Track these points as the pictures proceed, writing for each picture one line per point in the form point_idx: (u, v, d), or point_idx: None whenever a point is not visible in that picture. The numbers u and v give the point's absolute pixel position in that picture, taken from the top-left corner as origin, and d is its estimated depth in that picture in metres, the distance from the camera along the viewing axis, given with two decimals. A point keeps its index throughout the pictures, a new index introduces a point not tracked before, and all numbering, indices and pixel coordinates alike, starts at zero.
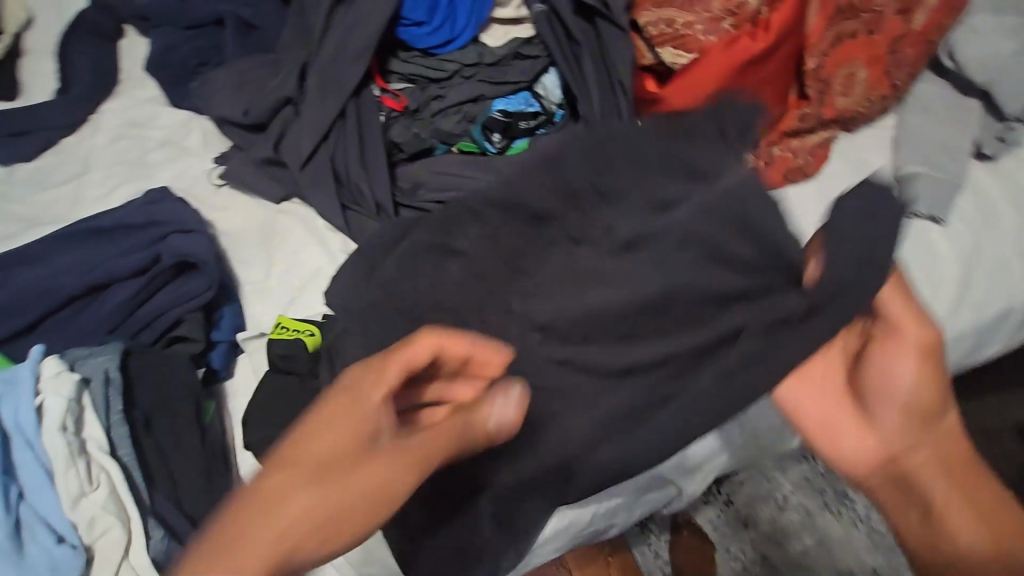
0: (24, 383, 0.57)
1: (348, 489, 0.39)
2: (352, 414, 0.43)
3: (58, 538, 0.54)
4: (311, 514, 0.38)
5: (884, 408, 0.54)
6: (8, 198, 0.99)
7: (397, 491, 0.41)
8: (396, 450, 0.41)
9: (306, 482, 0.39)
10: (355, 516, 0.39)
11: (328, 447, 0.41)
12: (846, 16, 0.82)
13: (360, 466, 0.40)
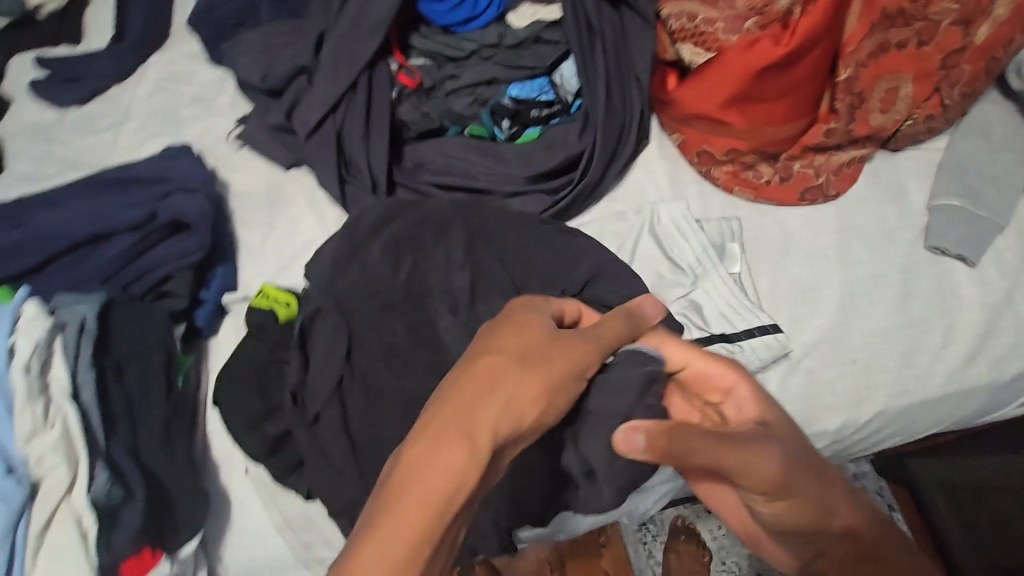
0: (4, 324, 0.64)
1: (540, 388, 0.42)
2: (537, 327, 0.45)
3: (8, 469, 0.60)
4: (521, 412, 0.40)
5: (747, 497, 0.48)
6: (55, 140, 1.07)
7: (567, 391, 0.44)
8: (571, 355, 0.45)
9: (512, 381, 0.40)
10: (543, 421, 0.43)
11: (514, 355, 0.42)
12: (892, 24, 0.75)
13: (550, 369, 0.43)
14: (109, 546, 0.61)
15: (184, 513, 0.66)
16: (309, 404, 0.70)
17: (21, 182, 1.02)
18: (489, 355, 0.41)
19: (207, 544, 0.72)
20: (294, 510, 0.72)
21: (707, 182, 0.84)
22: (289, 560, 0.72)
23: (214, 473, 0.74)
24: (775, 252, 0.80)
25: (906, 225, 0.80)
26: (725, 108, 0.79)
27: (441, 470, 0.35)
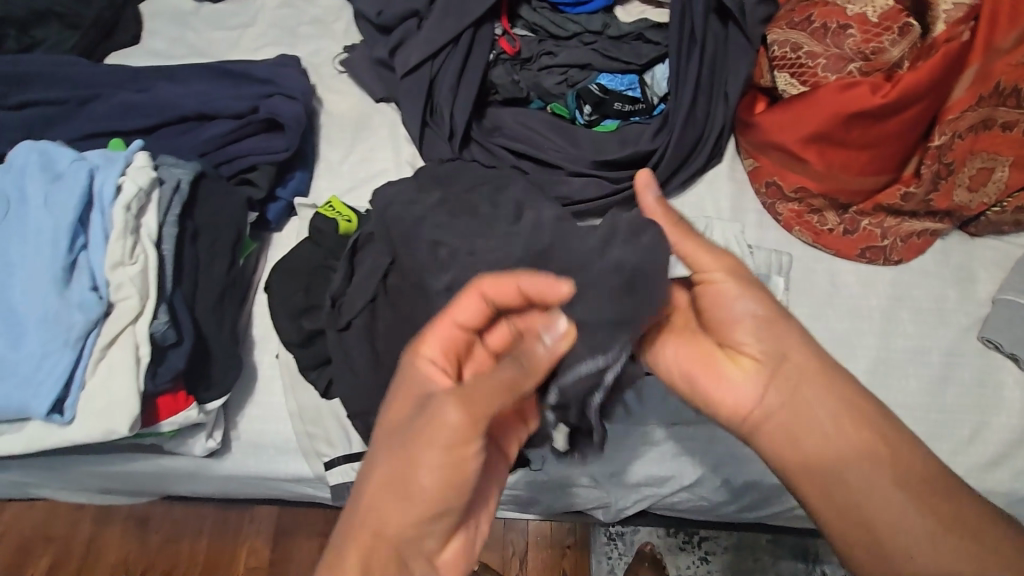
0: (117, 165, 0.73)
1: (402, 469, 0.48)
2: (409, 394, 0.52)
3: (93, 287, 0.69)
4: (396, 497, 0.48)
5: (746, 301, 0.58)
6: (188, 28, 1.17)
7: (442, 455, 0.48)
8: (433, 416, 0.48)
9: (378, 464, 0.50)
10: (425, 497, 0.48)
11: (384, 444, 0.51)
12: (1003, 102, 0.72)
13: (410, 445, 0.48)
14: (154, 377, 0.69)
15: (218, 372, 0.75)
16: (344, 311, 0.76)
17: (154, 57, 1.14)
18: (371, 447, 0.53)
19: (229, 409, 0.81)
20: (308, 402, 0.80)
21: (769, 214, 0.84)
22: (292, 445, 0.80)
23: (250, 349, 0.82)
24: (819, 298, 0.80)
25: (962, 311, 0.78)
26: (804, 145, 0.79)
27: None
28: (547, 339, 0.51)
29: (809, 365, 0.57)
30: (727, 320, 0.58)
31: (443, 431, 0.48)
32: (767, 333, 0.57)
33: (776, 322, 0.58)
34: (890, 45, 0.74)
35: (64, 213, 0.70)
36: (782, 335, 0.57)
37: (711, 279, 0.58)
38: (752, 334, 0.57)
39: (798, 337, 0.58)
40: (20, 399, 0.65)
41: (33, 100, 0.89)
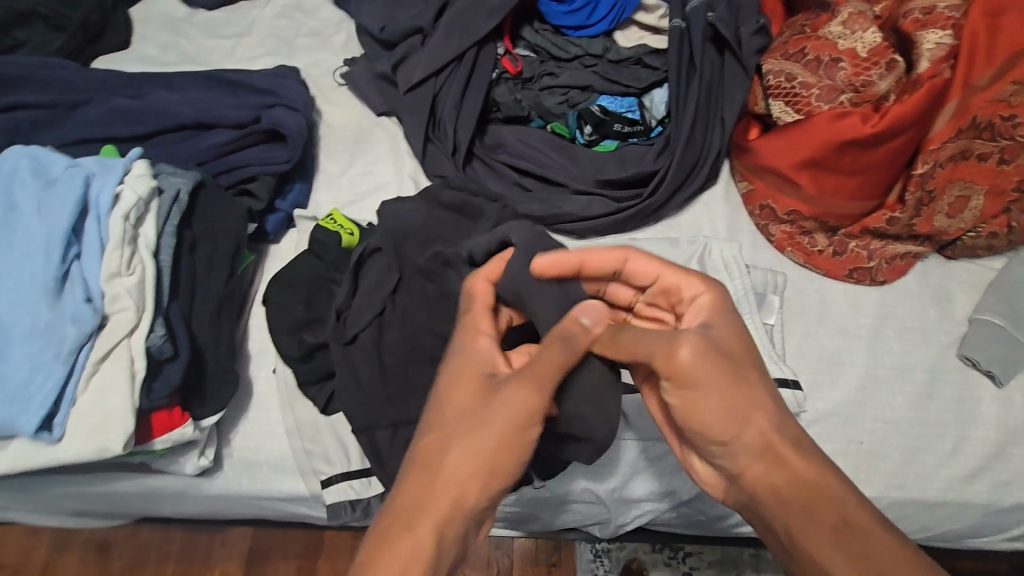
0: (114, 173, 0.70)
1: (478, 443, 0.52)
2: (475, 375, 0.56)
3: (87, 298, 0.65)
4: (474, 469, 0.52)
5: (717, 378, 0.54)
6: (182, 35, 1.16)
7: (516, 432, 0.53)
8: (505, 399, 0.53)
9: (451, 442, 0.53)
10: (501, 471, 0.53)
11: (453, 424, 0.54)
12: (978, 135, 0.77)
13: (485, 423, 0.53)
14: (151, 393, 0.66)
15: (214, 388, 0.72)
16: (350, 324, 0.75)
17: (144, 63, 1.12)
18: (433, 424, 0.55)
19: (221, 426, 0.78)
20: (306, 417, 0.77)
21: (762, 235, 0.88)
22: (288, 462, 0.77)
23: (247, 363, 0.80)
24: (812, 315, 0.83)
25: (942, 329, 0.82)
26: (798, 170, 0.82)
27: (414, 528, 0.50)
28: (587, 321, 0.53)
29: (785, 438, 0.55)
30: (697, 406, 0.55)
31: (520, 413, 0.53)
32: (737, 412, 0.55)
33: (751, 390, 0.55)
34: (878, 79, 0.79)
35: (58, 220, 0.67)
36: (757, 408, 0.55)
37: (680, 352, 0.53)
38: (723, 410, 0.55)
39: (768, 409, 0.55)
40: (6, 417, 0.61)
41: (19, 102, 0.86)
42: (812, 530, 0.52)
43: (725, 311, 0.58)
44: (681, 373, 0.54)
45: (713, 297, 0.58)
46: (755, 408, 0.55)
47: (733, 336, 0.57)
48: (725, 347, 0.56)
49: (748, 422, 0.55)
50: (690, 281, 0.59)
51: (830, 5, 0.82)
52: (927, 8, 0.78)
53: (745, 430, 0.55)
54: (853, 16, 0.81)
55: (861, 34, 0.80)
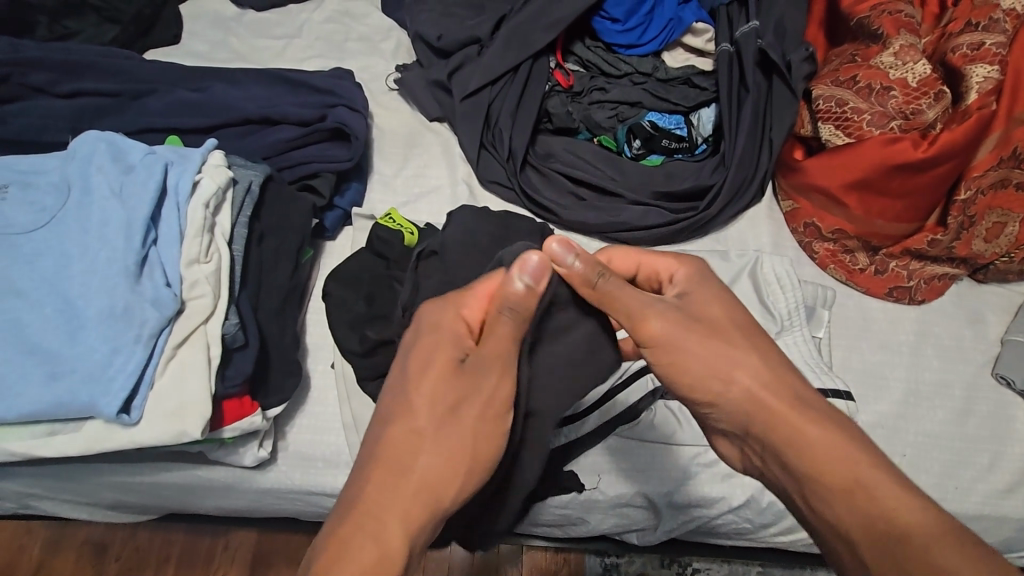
0: (192, 162, 0.71)
1: (453, 439, 0.51)
2: (445, 360, 0.53)
3: (166, 283, 0.66)
4: (452, 465, 0.50)
5: (693, 339, 0.56)
6: (232, 33, 1.16)
7: (491, 419, 0.53)
8: (479, 384, 0.52)
9: (424, 437, 0.51)
10: (479, 466, 0.52)
11: (424, 418, 0.51)
12: (1018, 165, 0.81)
13: (462, 416, 0.52)
14: (224, 379, 0.67)
15: (278, 379, 0.73)
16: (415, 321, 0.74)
17: (193, 58, 1.12)
18: (404, 414, 0.52)
19: (280, 419, 0.78)
20: (363, 412, 0.77)
21: (805, 252, 0.91)
22: (343, 457, 0.77)
23: (305, 356, 0.81)
24: (854, 330, 0.86)
25: (977, 349, 0.85)
26: (845, 191, 0.87)
27: (383, 531, 0.47)
28: (525, 281, 0.52)
29: (779, 381, 0.56)
30: (686, 363, 0.56)
31: (494, 396, 0.53)
32: (722, 367, 0.56)
33: (733, 352, 0.56)
34: (927, 108, 0.84)
35: (139, 206, 0.67)
36: (740, 372, 0.56)
37: (649, 320, 0.56)
38: (702, 372, 0.56)
39: (761, 355, 0.57)
40: (87, 397, 0.61)
41: (84, 90, 0.87)
42: (831, 488, 0.51)
43: (702, 282, 0.60)
44: (655, 339, 0.56)
45: (688, 274, 0.60)
46: (737, 368, 0.56)
47: (717, 305, 0.59)
48: (702, 314, 0.58)
49: (733, 385, 0.55)
50: (668, 260, 0.62)
51: (881, 36, 0.87)
52: (975, 44, 0.82)
53: (728, 394, 0.56)
54: (905, 47, 0.85)
55: (913, 64, 0.85)
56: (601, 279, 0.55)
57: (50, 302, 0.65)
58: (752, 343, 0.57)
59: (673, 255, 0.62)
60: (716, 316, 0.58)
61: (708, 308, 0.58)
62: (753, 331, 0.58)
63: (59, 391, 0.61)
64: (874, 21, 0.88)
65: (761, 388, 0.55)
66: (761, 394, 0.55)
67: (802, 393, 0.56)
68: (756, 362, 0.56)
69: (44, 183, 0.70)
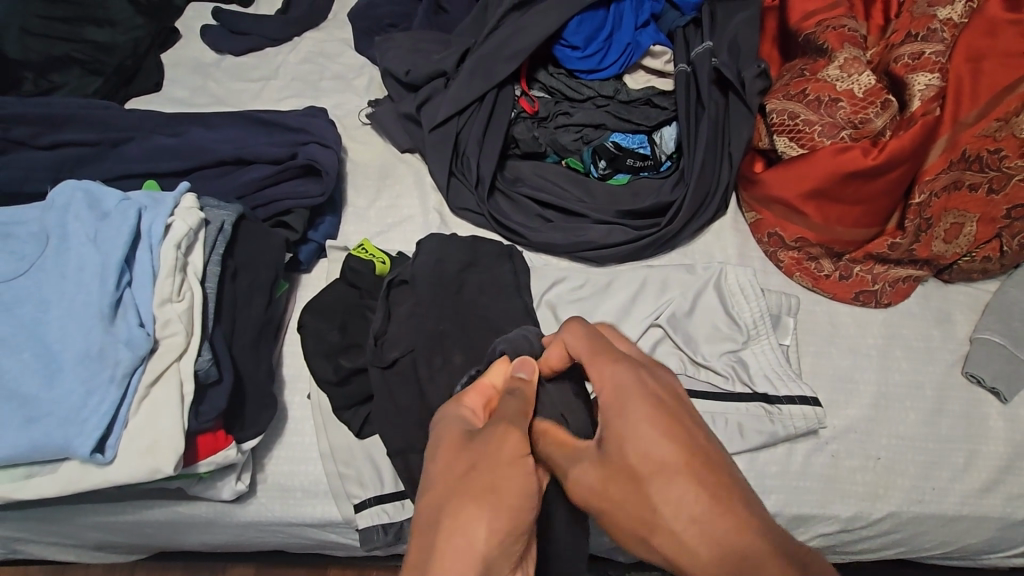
0: (165, 206, 0.74)
1: (469, 496, 0.44)
2: (455, 435, 0.51)
3: (140, 324, 0.68)
4: (470, 529, 0.43)
5: (613, 499, 0.47)
6: (211, 78, 1.20)
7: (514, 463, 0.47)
8: (495, 438, 0.48)
9: (442, 506, 0.45)
10: (508, 506, 0.44)
11: (444, 486, 0.46)
12: (969, 167, 0.84)
13: (481, 468, 0.46)
14: (198, 415, 0.68)
15: (253, 413, 0.74)
16: (388, 348, 0.77)
17: (174, 104, 1.15)
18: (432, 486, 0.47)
19: (257, 451, 0.79)
20: (340, 441, 0.78)
21: (771, 261, 0.93)
22: (322, 486, 0.78)
23: (282, 389, 0.82)
24: (822, 336, 0.87)
25: (946, 350, 0.86)
26: (804, 200, 0.89)
27: None
28: (525, 374, 0.56)
29: (705, 546, 0.41)
30: (616, 527, 0.47)
31: (508, 442, 0.48)
32: (642, 531, 0.45)
33: (643, 511, 0.45)
34: (876, 117, 0.86)
35: (113, 250, 0.69)
36: (658, 537, 0.44)
37: (572, 484, 0.50)
38: (631, 534, 0.46)
39: (681, 508, 0.43)
40: (62, 439, 0.63)
41: (65, 141, 0.91)
42: None
43: (624, 405, 0.49)
44: (584, 501, 0.49)
45: (609, 395, 0.50)
46: (654, 533, 0.44)
47: (636, 449, 0.46)
48: (622, 458, 0.47)
49: (652, 549, 0.45)
50: (596, 368, 0.53)
51: (827, 51, 0.91)
52: (916, 54, 0.86)
53: (652, 558, 0.45)
54: (849, 60, 0.89)
55: (857, 76, 0.88)
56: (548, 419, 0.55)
57: (28, 347, 0.67)
58: (665, 496, 0.44)
59: (599, 366, 0.52)
60: (629, 465, 0.46)
61: (625, 453, 0.47)
62: (675, 473, 0.44)
63: (34, 434, 0.63)
64: (819, 36, 0.92)
65: (684, 558, 0.43)
66: (686, 566, 0.43)
67: (749, 554, 0.39)
68: (675, 525, 0.43)
69: (23, 233, 0.73)
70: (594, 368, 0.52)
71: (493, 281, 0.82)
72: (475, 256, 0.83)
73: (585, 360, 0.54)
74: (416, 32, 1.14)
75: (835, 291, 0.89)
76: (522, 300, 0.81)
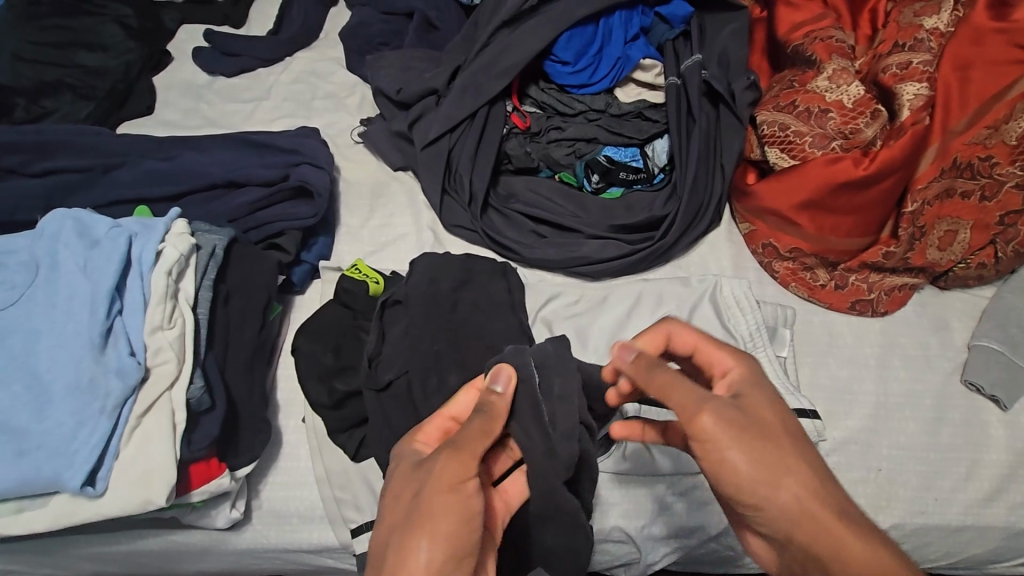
0: (156, 233, 0.73)
1: (412, 529, 0.50)
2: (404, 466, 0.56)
3: (131, 352, 0.67)
4: (414, 555, 0.48)
5: (752, 442, 0.52)
6: (203, 99, 1.19)
7: (449, 493, 0.51)
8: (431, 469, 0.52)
9: (394, 532, 0.51)
10: (447, 533, 0.49)
11: (393, 519, 0.52)
12: (960, 174, 0.84)
13: (419, 497, 0.51)
14: (190, 443, 0.68)
15: (247, 439, 0.73)
16: (382, 371, 0.76)
17: (166, 128, 1.15)
18: (382, 519, 0.53)
19: (252, 477, 0.78)
20: (335, 465, 0.77)
21: (767, 272, 0.93)
22: (317, 512, 0.77)
23: (276, 413, 0.82)
24: (819, 346, 0.87)
25: (943, 357, 0.85)
26: (797, 211, 0.89)
27: None
28: (500, 387, 0.57)
29: (825, 495, 0.52)
30: (734, 468, 0.51)
31: (444, 470, 0.51)
32: (771, 474, 0.52)
33: (782, 457, 0.52)
34: (866, 126, 0.87)
35: (103, 279, 0.69)
36: (791, 478, 0.52)
37: (703, 416, 0.52)
38: (754, 476, 0.51)
39: (806, 461, 0.53)
40: (52, 472, 0.62)
41: (57, 168, 0.90)
42: None
43: (757, 384, 0.57)
44: (711, 438, 0.52)
45: (742, 371, 0.58)
46: (787, 477, 0.52)
47: (771, 410, 0.55)
48: (757, 417, 0.54)
49: (780, 492, 0.51)
50: (723, 354, 0.59)
51: (815, 62, 0.91)
52: (903, 64, 0.87)
53: (773, 499, 0.51)
54: (838, 71, 0.89)
55: (846, 87, 0.88)
56: (661, 369, 0.55)
57: (18, 378, 0.66)
58: (797, 450, 0.53)
59: (728, 350, 0.59)
60: (768, 424, 0.54)
61: (762, 411, 0.55)
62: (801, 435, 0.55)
63: (24, 467, 0.63)
64: (808, 48, 0.93)
65: (811, 502, 0.51)
66: (809, 512, 0.51)
67: (847, 509, 0.52)
68: (805, 473, 0.52)
69: (13, 263, 0.73)
70: (727, 350, 0.60)
71: (488, 298, 0.82)
72: (469, 277, 0.83)
73: (711, 342, 0.60)
74: (406, 51, 1.14)
75: (831, 301, 0.89)
76: (518, 319, 0.81)
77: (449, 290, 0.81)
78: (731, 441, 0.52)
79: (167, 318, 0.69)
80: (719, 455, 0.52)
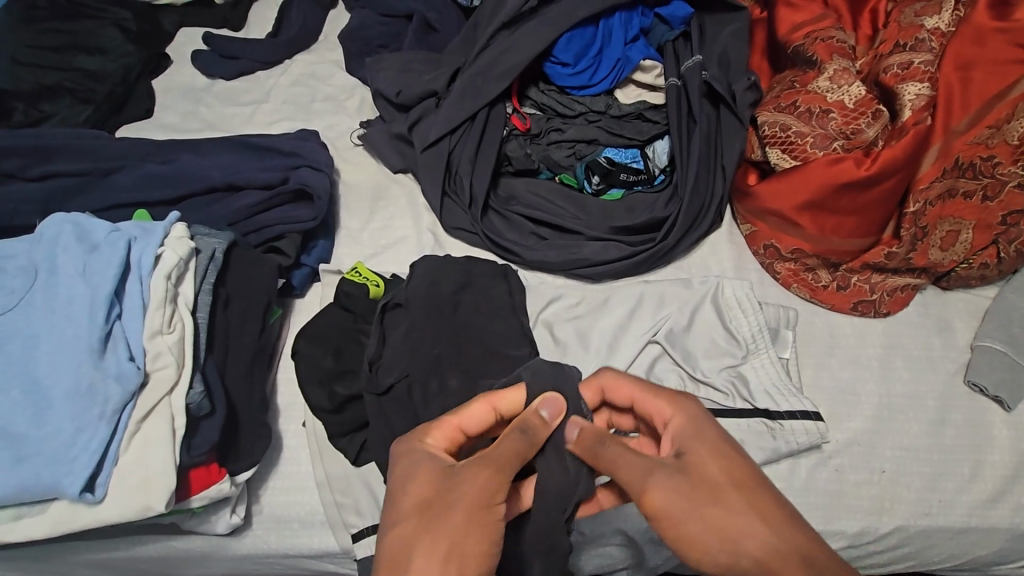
0: (155, 236, 0.73)
1: (436, 544, 0.50)
2: (427, 476, 0.54)
3: (130, 357, 0.67)
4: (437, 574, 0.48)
5: (697, 505, 0.53)
6: (202, 102, 1.19)
7: (482, 515, 0.51)
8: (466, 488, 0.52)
9: (414, 544, 0.50)
10: (476, 555, 0.50)
11: (409, 530, 0.51)
12: (962, 174, 0.84)
13: (448, 514, 0.51)
14: (190, 449, 0.67)
15: (247, 444, 0.73)
16: (383, 374, 0.76)
17: (166, 131, 1.14)
18: (396, 527, 0.52)
19: (252, 482, 0.78)
20: (336, 469, 0.77)
21: (768, 273, 0.93)
22: (318, 517, 0.76)
23: (276, 417, 0.81)
24: (821, 347, 0.86)
25: (946, 357, 0.85)
26: (798, 212, 0.89)
27: None
28: (548, 415, 0.56)
29: (790, 547, 0.50)
30: (690, 538, 0.52)
31: (479, 491, 0.52)
32: (726, 535, 0.51)
33: (730, 513, 0.52)
34: (867, 127, 0.86)
35: (101, 283, 0.68)
36: (746, 535, 0.51)
37: (650, 491, 0.54)
38: (709, 539, 0.51)
39: (761, 515, 0.52)
40: (51, 479, 0.62)
41: (55, 172, 0.90)
42: None
43: (700, 432, 0.57)
44: (661, 511, 0.53)
45: (683, 423, 0.58)
46: (741, 533, 0.51)
47: (718, 464, 0.55)
48: (703, 476, 0.54)
49: (738, 555, 0.51)
50: (662, 406, 0.60)
51: (816, 62, 0.91)
52: (905, 64, 0.86)
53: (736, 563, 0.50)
54: (839, 72, 0.89)
55: (847, 87, 0.88)
56: (604, 446, 0.56)
57: (17, 383, 0.66)
58: (750, 505, 0.52)
59: (667, 400, 0.60)
60: (714, 479, 0.54)
61: (707, 467, 0.55)
62: (754, 484, 0.54)
63: (23, 474, 0.62)
64: (809, 48, 0.93)
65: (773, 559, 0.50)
66: (773, 568, 0.49)
67: (820, 561, 0.50)
68: (759, 530, 0.51)
69: (12, 267, 0.72)
70: (665, 397, 0.61)
71: (489, 301, 0.81)
72: (470, 280, 0.82)
73: (652, 394, 0.61)
74: (405, 53, 1.14)
75: (833, 301, 0.88)
76: (519, 321, 0.81)
77: (450, 292, 0.80)
78: (680, 507, 0.53)
79: (166, 322, 0.69)
80: (673, 525, 0.53)
